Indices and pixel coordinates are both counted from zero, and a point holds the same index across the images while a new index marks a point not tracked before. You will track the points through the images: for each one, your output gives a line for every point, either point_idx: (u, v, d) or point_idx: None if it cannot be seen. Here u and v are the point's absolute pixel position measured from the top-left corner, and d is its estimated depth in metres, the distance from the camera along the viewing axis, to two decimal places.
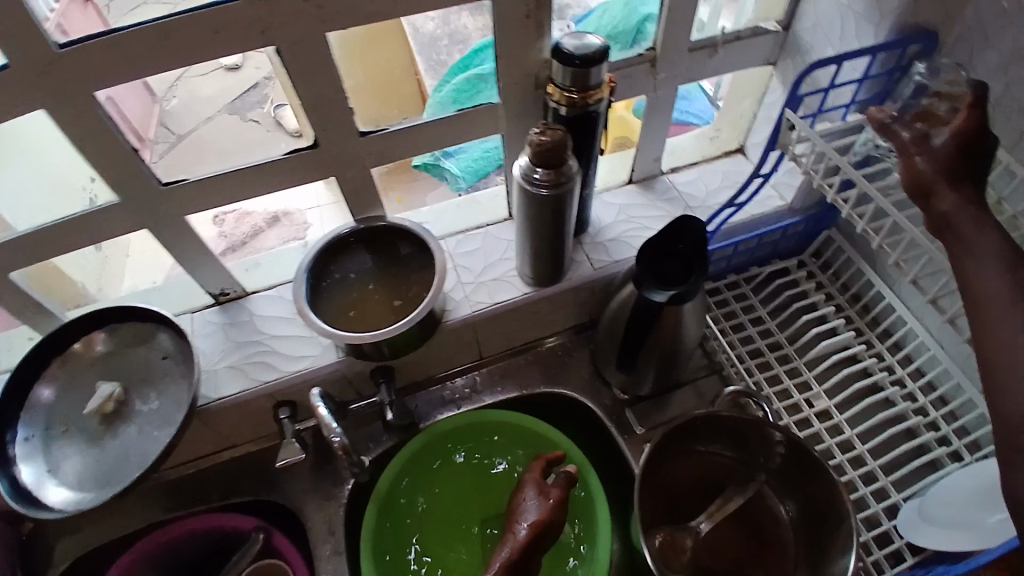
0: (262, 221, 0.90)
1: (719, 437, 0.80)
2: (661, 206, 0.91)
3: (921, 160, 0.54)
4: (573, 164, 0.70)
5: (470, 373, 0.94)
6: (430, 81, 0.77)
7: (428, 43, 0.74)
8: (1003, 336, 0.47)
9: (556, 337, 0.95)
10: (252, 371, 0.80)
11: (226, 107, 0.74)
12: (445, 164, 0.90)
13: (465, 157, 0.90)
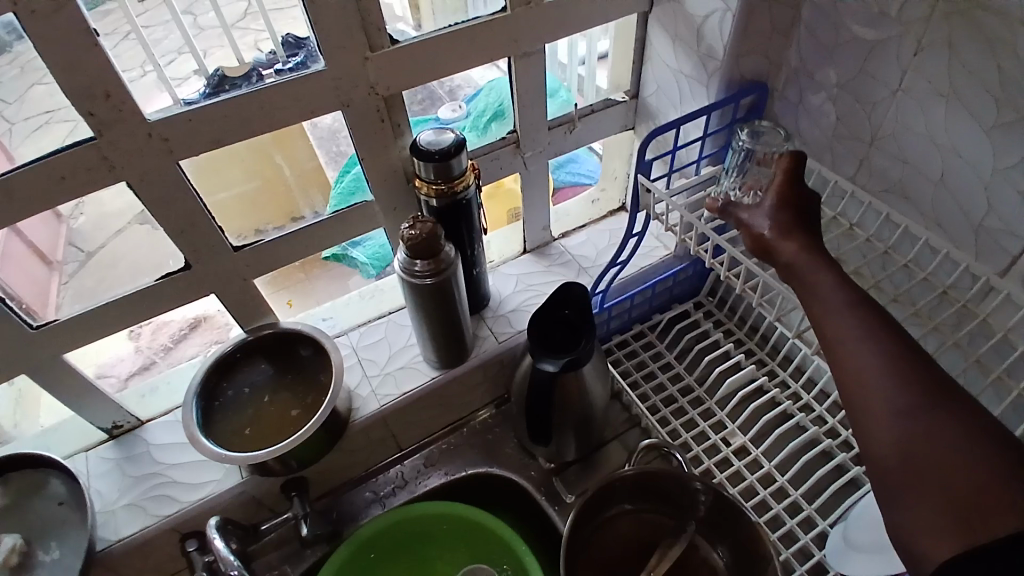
0: (181, 327, 0.83)
1: (644, 494, 0.79)
2: (557, 271, 0.93)
3: (755, 222, 0.57)
4: (451, 250, 0.71)
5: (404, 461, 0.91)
6: (330, 173, 0.75)
7: (327, 136, 0.71)
8: (858, 360, 0.42)
9: (489, 408, 0.94)
10: (152, 506, 0.75)
11: (134, 219, 0.67)
12: (353, 253, 0.87)
13: (373, 244, 0.88)
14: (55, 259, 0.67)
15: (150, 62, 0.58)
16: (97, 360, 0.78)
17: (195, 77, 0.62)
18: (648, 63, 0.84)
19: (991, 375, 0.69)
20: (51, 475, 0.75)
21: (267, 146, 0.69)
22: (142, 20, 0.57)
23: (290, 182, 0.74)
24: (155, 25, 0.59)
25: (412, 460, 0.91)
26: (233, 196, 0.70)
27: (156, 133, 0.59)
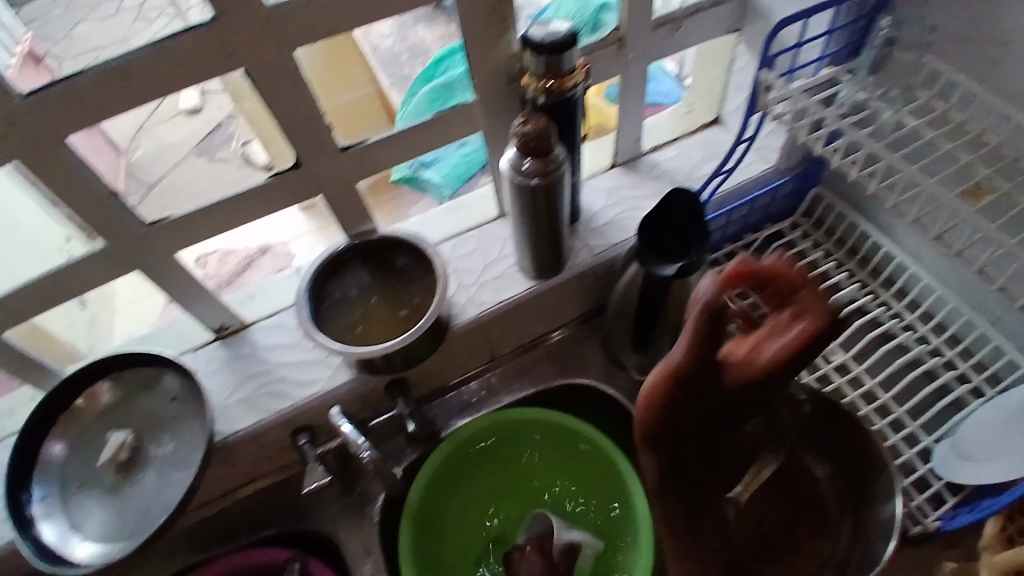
0: (246, 257, 0.89)
1: (750, 406, 0.80)
2: (650, 184, 0.91)
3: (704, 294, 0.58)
4: (560, 151, 0.69)
5: (484, 376, 0.93)
6: (396, 97, 0.86)
7: (389, 60, 0.81)
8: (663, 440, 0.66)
9: (562, 330, 0.95)
10: (265, 402, 0.77)
11: (194, 150, 0.75)
12: (426, 173, 0.94)
13: (444, 164, 0.93)
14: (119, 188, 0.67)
15: None
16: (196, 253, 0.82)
17: None
18: None
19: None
20: (163, 372, 0.76)
21: (331, 55, 0.72)
22: None
23: (371, 99, 0.85)
24: None
25: (502, 370, 0.93)
26: (332, 109, 0.75)
27: (273, 19, 0.58)
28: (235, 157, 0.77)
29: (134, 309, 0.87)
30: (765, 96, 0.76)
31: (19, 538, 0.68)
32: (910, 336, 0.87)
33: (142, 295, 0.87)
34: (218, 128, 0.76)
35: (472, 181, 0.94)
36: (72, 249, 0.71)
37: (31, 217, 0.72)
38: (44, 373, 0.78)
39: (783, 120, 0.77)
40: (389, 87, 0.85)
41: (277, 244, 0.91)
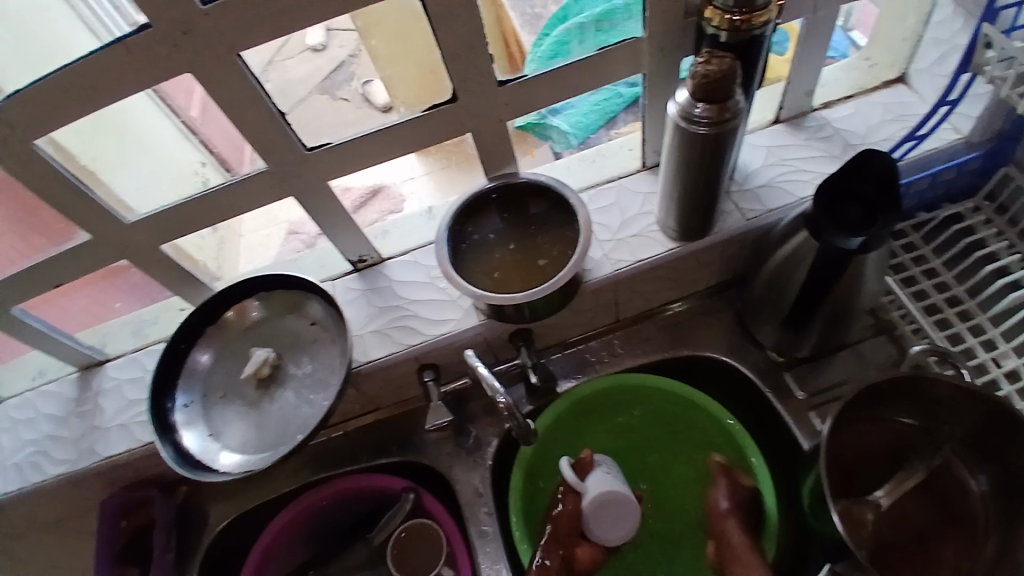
0: (361, 195, 0.86)
1: (902, 403, 0.72)
2: (817, 146, 0.82)
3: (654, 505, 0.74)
4: (739, 97, 0.62)
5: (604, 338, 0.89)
6: (525, 37, 0.72)
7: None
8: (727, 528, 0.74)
9: (681, 303, 0.88)
10: (396, 335, 0.79)
11: (318, 86, 0.68)
12: (553, 121, 0.84)
13: (575, 112, 0.85)
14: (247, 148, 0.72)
15: None
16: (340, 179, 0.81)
17: None
18: None
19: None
20: (305, 296, 0.79)
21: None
22: None
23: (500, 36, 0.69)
24: None
25: (626, 331, 0.89)
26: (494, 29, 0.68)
27: None
28: (354, 96, 0.72)
29: (256, 238, 0.90)
30: (980, 56, 0.69)
31: (161, 442, 0.72)
32: None
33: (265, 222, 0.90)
34: (341, 66, 0.69)
35: (603, 129, 0.88)
36: (209, 173, 0.81)
37: (168, 141, 0.81)
38: (198, 286, 0.82)
39: (997, 83, 0.69)
40: (517, 24, 0.72)
41: (388, 186, 0.88)
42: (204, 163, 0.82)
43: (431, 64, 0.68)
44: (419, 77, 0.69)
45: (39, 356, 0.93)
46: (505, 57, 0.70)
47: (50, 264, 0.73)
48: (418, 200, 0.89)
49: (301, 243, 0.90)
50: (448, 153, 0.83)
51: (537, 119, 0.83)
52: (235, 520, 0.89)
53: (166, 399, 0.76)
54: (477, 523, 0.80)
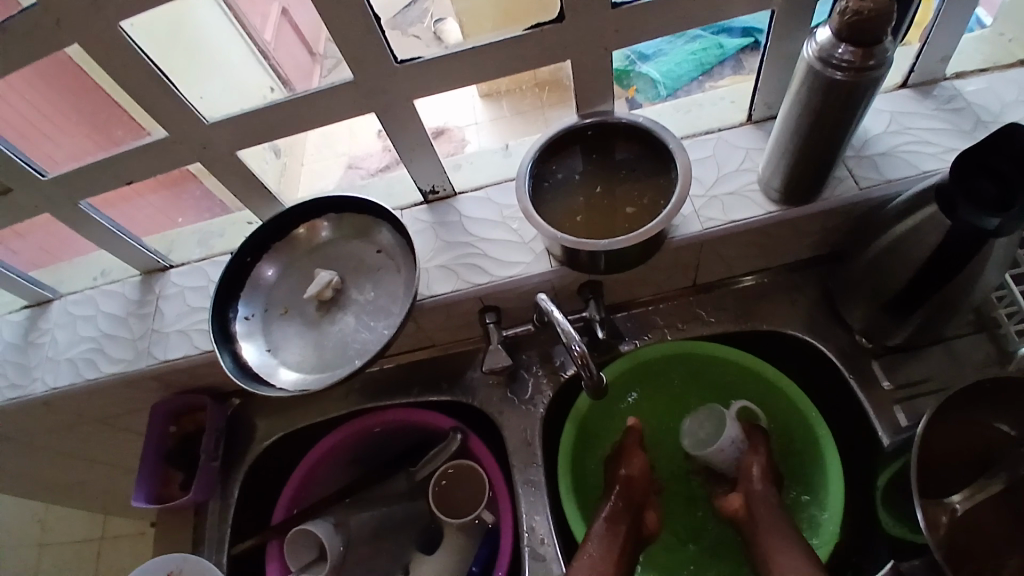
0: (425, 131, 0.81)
1: (1004, 408, 0.66)
2: (944, 118, 0.74)
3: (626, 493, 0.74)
4: (890, 42, 0.55)
5: (672, 302, 0.84)
6: None
7: None
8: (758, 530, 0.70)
9: (754, 277, 0.83)
10: (463, 272, 0.76)
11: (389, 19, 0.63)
12: (643, 68, 0.79)
13: (667, 61, 0.81)
14: (318, 51, 0.68)
15: None
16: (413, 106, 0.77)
17: None
18: None
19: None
20: (375, 221, 0.76)
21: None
22: None
23: None
24: None
25: (703, 297, 0.83)
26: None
27: None
28: (426, 35, 0.66)
29: (315, 167, 0.87)
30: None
31: (221, 350, 0.71)
32: None
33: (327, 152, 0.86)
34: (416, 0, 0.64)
35: (695, 84, 0.84)
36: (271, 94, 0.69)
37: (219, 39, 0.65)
38: (266, 200, 0.80)
39: None
40: None
41: (450, 129, 0.83)
42: (272, 88, 0.69)
43: None
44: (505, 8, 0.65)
45: (102, 256, 0.93)
46: None
47: (122, 159, 0.72)
48: (484, 142, 0.85)
49: (360, 177, 0.87)
50: (530, 98, 0.82)
51: (624, 67, 0.78)
52: (282, 437, 0.89)
53: (228, 308, 0.75)
54: (524, 472, 0.78)
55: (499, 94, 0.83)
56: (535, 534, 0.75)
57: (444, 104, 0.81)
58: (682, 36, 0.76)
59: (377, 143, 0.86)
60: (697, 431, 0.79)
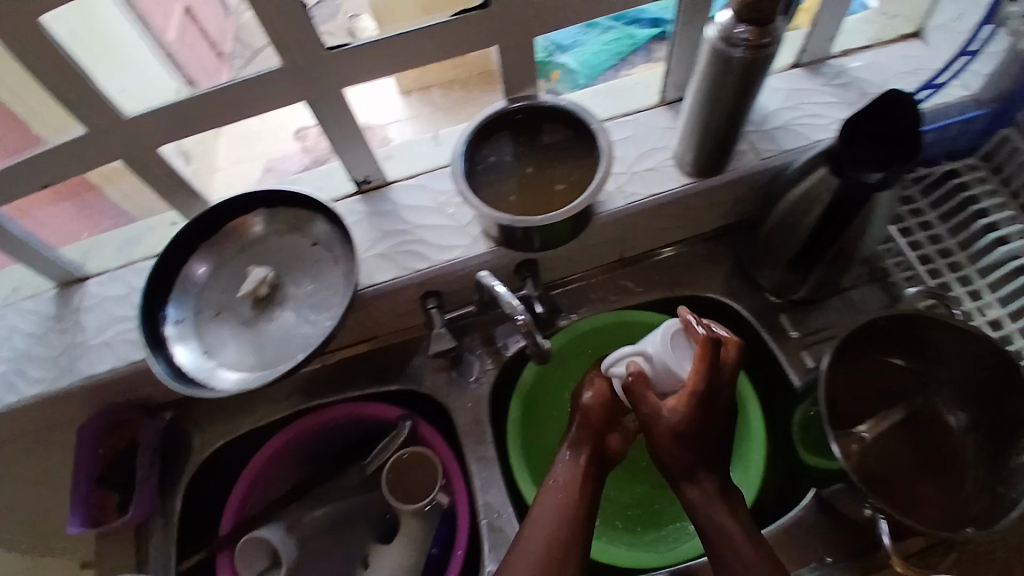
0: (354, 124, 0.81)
1: (896, 342, 0.75)
2: (835, 93, 0.81)
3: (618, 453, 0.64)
4: (781, 23, 0.61)
5: (603, 277, 0.89)
6: None
7: None
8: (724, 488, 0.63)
9: (673, 248, 0.89)
10: (401, 259, 0.77)
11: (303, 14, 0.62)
12: (561, 58, 0.83)
13: (584, 50, 0.84)
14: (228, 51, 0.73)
15: None
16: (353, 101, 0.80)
17: None
18: None
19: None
20: (311, 214, 0.76)
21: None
22: None
23: None
24: None
25: (632, 269, 0.88)
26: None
27: None
28: (341, 31, 0.65)
29: (232, 170, 0.85)
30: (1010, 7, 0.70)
31: (154, 356, 0.69)
32: None
33: (245, 154, 0.86)
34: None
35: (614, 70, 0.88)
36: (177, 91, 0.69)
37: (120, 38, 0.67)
38: (192, 199, 0.78)
39: None
40: None
41: (372, 128, 0.84)
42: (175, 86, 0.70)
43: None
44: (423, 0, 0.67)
45: (12, 270, 0.87)
46: None
47: (32, 161, 0.67)
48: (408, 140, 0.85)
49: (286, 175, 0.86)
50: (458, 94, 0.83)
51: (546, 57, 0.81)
52: (224, 443, 0.87)
53: (158, 312, 0.72)
54: (475, 451, 0.81)
55: (429, 87, 0.84)
56: (490, 508, 0.78)
57: (370, 97, 0.84)
58: (595, 25, 0.81)
59: (296, 145, 0.87)
60: (680, 358, 0.61)
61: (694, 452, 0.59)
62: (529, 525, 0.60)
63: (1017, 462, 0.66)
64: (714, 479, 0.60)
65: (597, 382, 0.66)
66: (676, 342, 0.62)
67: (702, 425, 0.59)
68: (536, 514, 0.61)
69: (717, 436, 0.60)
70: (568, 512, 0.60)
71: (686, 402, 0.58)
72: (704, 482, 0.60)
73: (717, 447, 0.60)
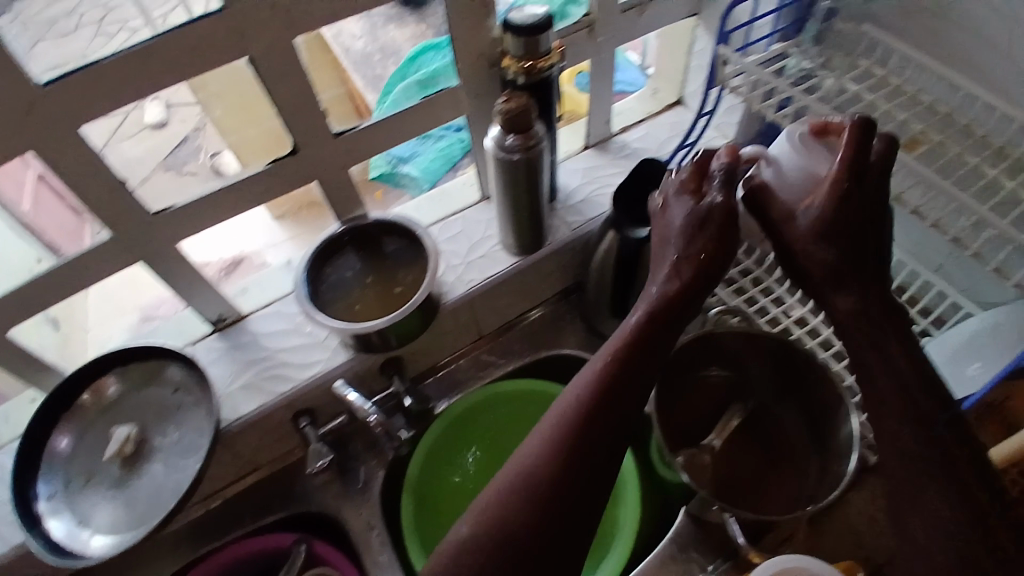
0: (222, 267, 0.88)
1: (714, 359, 0.85)
2: (621, 164, 0.97)
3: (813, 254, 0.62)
4: (540, 126, 0.74)
5: (471, 356, 0.97)
6: (371, 96, 0.77)
7: (362, 61, 0.74)
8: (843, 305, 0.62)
9: (540, 309, 0.99)
10: (268, 385, 0.83)
11: (161, 164, 0.71)
12: (404, 169, 0.92)
13: (423, 159, 0.92)
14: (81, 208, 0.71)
15: None
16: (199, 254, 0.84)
17: None
18: None
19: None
20: (169, 363, 0.81)
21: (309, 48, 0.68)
22: None
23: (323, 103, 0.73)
24: None
25: (492, 345, 0.97)
26: (326, 95, 0.72)
27: (279, 4, 0.60)
28: (204, 170, 0.75)
29: (103, 328, 0.87)
30: (723, 70, 0.77)
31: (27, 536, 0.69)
32: None
33: (112, 312, 0.87)
34: (185, 141, 0.73)
35: (454, 168, 0.95)
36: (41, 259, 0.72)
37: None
38: (49, 371, 0.80)
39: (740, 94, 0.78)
40: (362, 86, 0.76)
41: (248, 255, 0.91)
42: (40, 258, 0.72)
43: (273, 127, 0.74)
44: (271, 138, 0.75)
45: None
46: (352, 112, 0.76)
47: None
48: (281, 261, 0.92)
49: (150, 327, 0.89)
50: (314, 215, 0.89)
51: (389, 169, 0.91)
52: None
53: (24, 492, 0.72)
54: (372, 554, 0.84)
55: (283, 216, 0.89)
56: None
57: (218, 238, 0.87)
58: (428, 137, 0.90)
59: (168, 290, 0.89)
60: (812, 158, 0.63)
61: (833, 250, 0.61)
62: (603, 360, 0.63)
63: (838, 437, 0.76)
64: (863, 296, 0.61)
65: (690, 192, 0.64)
66: (807, 146, 0.64)
67: (844, 218, 0.60)
68: (607, 355, 0.63)
69: (858, 231, 0.61)
70: (614, 388, 0.61)
71: (845, 196, 0.59)
72: (855, 295, 0.62)
73: (865, 260, 0.62)
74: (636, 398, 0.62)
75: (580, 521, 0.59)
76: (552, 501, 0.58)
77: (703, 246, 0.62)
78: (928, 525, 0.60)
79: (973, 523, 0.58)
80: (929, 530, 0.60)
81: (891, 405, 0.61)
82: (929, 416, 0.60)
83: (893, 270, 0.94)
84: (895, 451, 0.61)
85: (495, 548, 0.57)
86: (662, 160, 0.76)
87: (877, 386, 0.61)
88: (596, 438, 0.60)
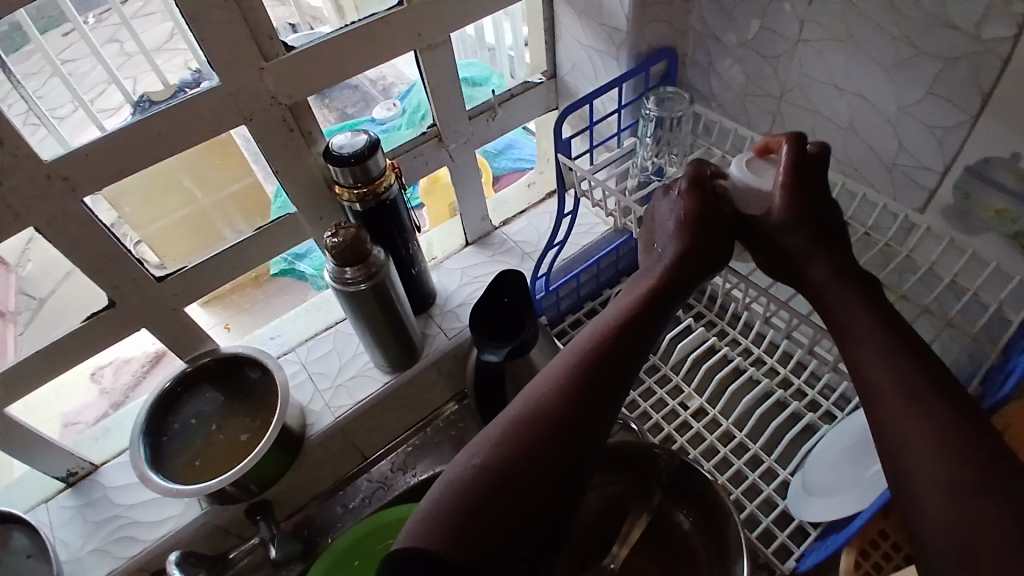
0: (142, 364, 0.83)
1: (611, 462, 0.79)
2: (501, 260, 0.93)
3: (788, 237, 0.55)
4: (379, 250, 0.71)
5: (370, 471, 0.90)
6: (268, 187, 0.74)
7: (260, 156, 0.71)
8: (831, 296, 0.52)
9: (456, 401, 0.94)
10: (116, 549, 0.75)
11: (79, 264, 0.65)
12: (299, 264, 0.87)
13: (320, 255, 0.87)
14: (7, 308, 0.67)
15: (77, 99, 0.59)
16: (61, 402, 0.78)
17: (124, 106, 0.61)
18: (560, 41, 0.83)
19: (939, 324, 0.69)
20: (15, 527, 0.72)
21: (197, 159, 0.67)
22: (64, 56, 0.58)
23: (202, 213, 0.72)
24: (79, 59, 0.59)
25: (380, 467, 0.90)
26: (221, 195, 0.72)
27: (55, 173, 0.57)
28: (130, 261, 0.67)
29: None
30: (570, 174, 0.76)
31: None
32: (759, 371, 0.88)
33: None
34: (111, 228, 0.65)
35: None
36: None
37: None
38: None
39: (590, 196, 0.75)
40: (261, 177, 0.73)
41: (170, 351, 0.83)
42: None
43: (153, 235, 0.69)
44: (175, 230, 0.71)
45: None
46: (247, 206, 0.75)
47: None
48: None
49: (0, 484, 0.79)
50: (239, 298, 0.85)
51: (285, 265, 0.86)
52: None
53: None
54: None
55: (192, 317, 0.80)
56: None
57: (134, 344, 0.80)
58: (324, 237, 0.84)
59: (94, 390, 0.82)
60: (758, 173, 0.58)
61: (810, 233, 0.54)
62: (592, 335, 0.53)
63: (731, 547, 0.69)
64: (834, 259, 0.53)
65: (679, 188, 0.59)
66: (754, 166, 0.59)
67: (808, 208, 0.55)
68: (595, 333, 0.53)
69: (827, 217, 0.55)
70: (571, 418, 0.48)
71: (809, 189, 0.56)
72: (825, 264, 0.53)
73: (839, 230, 0.55)
74: (631, 379, 0.51)
75: (541, 511, 0.45)
76: (519, 470, 0.46)
77: (686, 242, 0.56)
78: (941, 484, 0.40)
79: (986, 468, 0.39)
80: (928, 470, 0.40)
81: (867, 344, 0.48)
82: (919, 348, 0.47)
83: (789, 345, 0.89)
84: (883, 387, 0.45)
85: (450, 515, 0.44)
86: (520, 270, 0.73)
87: (857, 333, 0.49)
88: (571, 408, 0.48)
